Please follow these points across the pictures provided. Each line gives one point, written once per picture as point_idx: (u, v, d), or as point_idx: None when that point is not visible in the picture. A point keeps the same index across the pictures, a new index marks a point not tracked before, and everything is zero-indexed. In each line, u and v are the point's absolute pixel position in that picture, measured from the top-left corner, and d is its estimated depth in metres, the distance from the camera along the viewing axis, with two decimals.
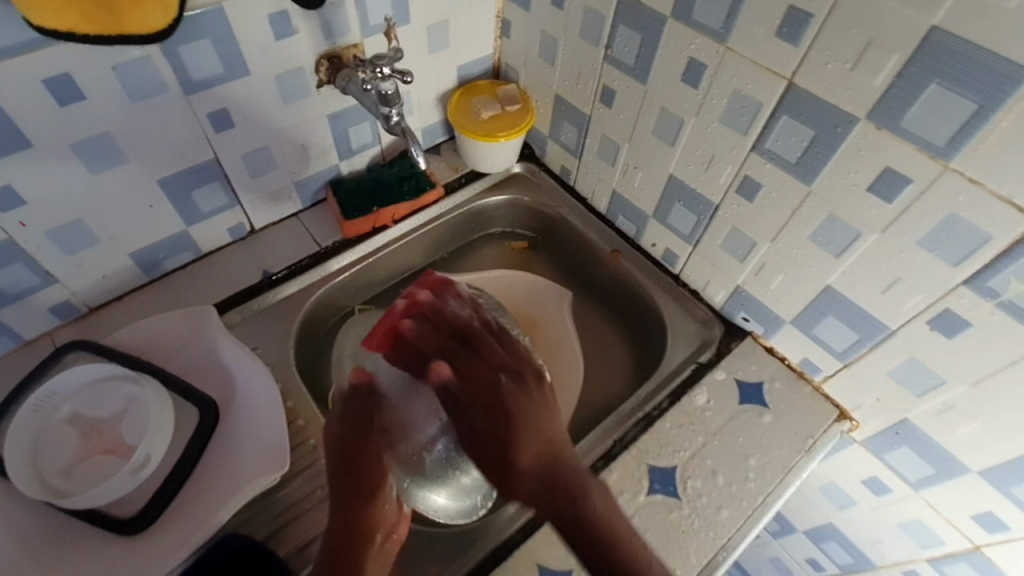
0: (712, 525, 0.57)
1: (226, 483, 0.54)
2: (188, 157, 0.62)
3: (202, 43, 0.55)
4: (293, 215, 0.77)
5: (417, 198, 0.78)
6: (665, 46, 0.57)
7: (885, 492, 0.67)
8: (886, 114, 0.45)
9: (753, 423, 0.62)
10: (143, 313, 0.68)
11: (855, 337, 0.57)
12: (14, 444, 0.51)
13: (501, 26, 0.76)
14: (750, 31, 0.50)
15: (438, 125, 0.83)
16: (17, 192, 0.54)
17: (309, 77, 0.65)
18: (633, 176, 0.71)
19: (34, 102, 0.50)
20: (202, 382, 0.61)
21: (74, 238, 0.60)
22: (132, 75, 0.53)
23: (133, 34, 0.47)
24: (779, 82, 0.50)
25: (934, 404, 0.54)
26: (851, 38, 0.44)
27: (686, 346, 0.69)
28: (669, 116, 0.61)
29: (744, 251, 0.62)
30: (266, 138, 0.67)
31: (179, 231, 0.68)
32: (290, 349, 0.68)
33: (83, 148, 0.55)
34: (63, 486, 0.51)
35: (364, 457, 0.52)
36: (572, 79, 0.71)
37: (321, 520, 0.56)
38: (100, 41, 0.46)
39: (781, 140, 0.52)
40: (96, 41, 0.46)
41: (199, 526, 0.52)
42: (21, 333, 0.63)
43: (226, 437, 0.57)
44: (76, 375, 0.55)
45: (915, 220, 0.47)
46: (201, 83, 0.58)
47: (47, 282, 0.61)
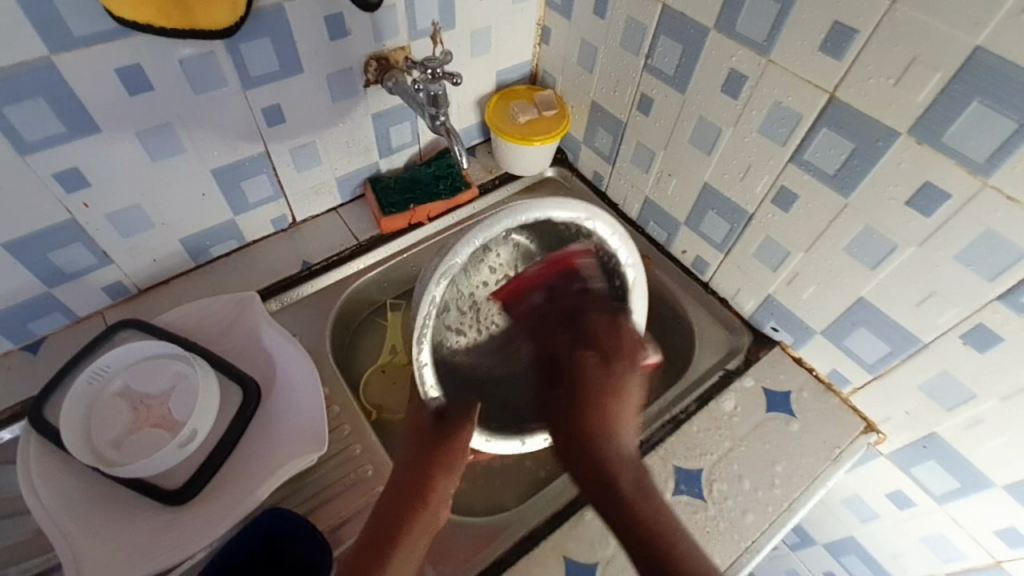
0: (738, 527, 0.57)
1: (266, 462, 0.56)
2: (241, 148, 0.65)
3: (262, 40, 0.58)
4: (333, 210, 0.80)
5: (452, 196, 0.80)
6: (707, 56, 0.59)
7: (908, 506, 0.67)
8: (929, 129, 0.45)
9: (780, 431, 0.63)
10: (189, 298, 0.71)
11: (887, 349, 0.57)
12: (71, 415, 0.54)
13: (541, 33, 0.79)
14: (794, 44, 0.51)
15: (475, 127, 0.86)
16: (83, 175, 0.57)
17: (358, 77, 0.68)
18: (666, 183, 0.72)
19: (106, 90, 0.53)
20: (245, 364, 0.63)
21: (131, 221, 0.63)
22: (196, 69, 0.56)
23: (209, 30, 0.50)
24: (821, 95, 0.51)
25: (963, 418, 0.55)
26: (896, 53, 0.45)
27: (714, 355, 0.70)
28: (707, 124, 0.62)
29: (776, 260, 0.63)
30: (313, 133, 0.69)
31: (226, 220, 0.70)
32: (326, 337, 0.70)
33: (146, 135, 0.58)
34: (114, 455, 0.54)
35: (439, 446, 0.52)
36: (610, 86, 0.72)
37: (354, 503, 0.58)
38: (177, 35, 0.49)
39: (820, 151, 0.53)
40: (171, 33, 0.48)
41: (240, 502, 0.53)
42: (75, 310, 0.66)
43: (267, 418, 0.59)
44: (129, 351, 0.57)
45: (953, 234, 0.47)
46: (258, 78, 0.61)
47: (102, 263, 0.64)
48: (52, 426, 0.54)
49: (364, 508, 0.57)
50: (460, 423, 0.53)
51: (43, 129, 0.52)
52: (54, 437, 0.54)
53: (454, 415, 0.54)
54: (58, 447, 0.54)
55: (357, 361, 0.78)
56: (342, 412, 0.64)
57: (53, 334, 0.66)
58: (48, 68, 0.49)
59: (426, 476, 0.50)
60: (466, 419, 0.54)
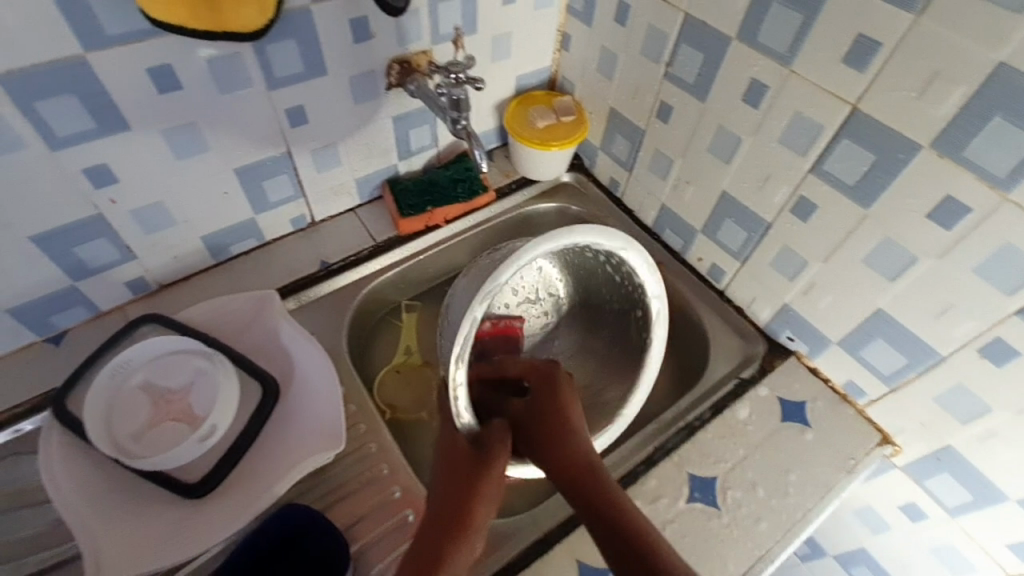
0: (751, 536, 0.57)
1: (283, 458, 0.57)
2: (264, 148, 0.66)
3: (289, 42, 0.59)
4: (351, 211, 0.80)
5: (469, 200, 0.80)
6: (728, 66, 0.59)
7: (920, 518, 0.67)
8: (950, 143, 0.46)
9: (794, 441, 0.62)
10: (209, 294, 0.72)
11: (904, 361, 0.57)
12: (93, 407, 0.55)
13: (561, 39, 0.79)
14: (817, 56, 0.51)
15: (493, 131, 0.86)
16: (111, 171, 0.58)
17: (380, 80, 0.68)
18: (684, 191, 0.72)
19: (136, 89, 0.54)
20: (264, 361, 0.64)
21: (155, 218, 0.64)
22: (224, 69, 0.57)
23: (245, 30, 0.50)
24: (843, 106, 0.51)
25: (978, 431, 0.55)
26: (919, 66, 0.45)
27: (728, 362, 0.70)
28: (726, 133, 0.63)
29: (793, 270, 0.63)
30: (335, 134, 0.70)
31: (247, 218, 0.71)
32: (343, 336, 0.71)
33: (173, 134, 0.59)
34: (134, 447, 0.54)
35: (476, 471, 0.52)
36: (629, 94, 0.73)
37: (369, 502, 0.58)
38: (215, 36, 0.50)
39: (840, 162, 0.54)
40: (210, 34, 0.49)
41: (257, 497, 0.54)
42: (97, 304, 0.67)
43: (285, 415, 0.60)
44: (151, 345, 0.58)
45: (973, 248, 0.47)
46: (283, 79, 0.61)
47: (125, 258, 0.65)
48: (75, 417, 0.55)
49: (379, 507, 0.58)
50: (496, 451, 0.54)
51: (74, 126, 0.53)
52: (77, 428, 0.55)
53: (492, 440, 0.55)
54: (80, 438, 0.55)
55: (371, 361, 0.78)
56: (358, 411, 0.65)
57: (75, 327, 0.67)
58: (82, 67, 0.50)
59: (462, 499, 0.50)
60: (502, 447, 0.54)
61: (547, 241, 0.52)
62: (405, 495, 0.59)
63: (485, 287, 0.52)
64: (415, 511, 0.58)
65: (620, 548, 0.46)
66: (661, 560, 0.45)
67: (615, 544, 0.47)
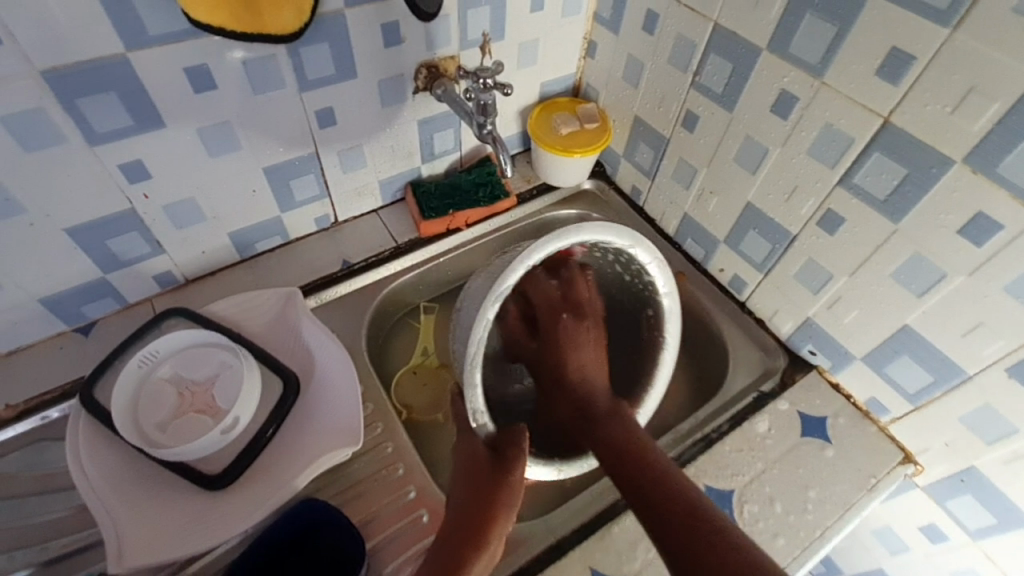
0: (768, 551, 0.56)
1: (301, 454, 0.57)
2: (293, 148, 0.67)
3: (322, 45, 0.60)
4: (374, 211, 0.81)
5: (491, 204, 0.81)
6: (758, 77, 0.59)
7: (941, 540, 0.65)
8: (984, 159, 0.45)
9: (814, 456, 0.62)
10: (234, 290, 0.73)
11: (930, 379, 0.56)
12: (121, 396, 0.56)
13: (587, 47, 0.80)
14: (849, 68, 0.51)
15: (515, 137, 0.87)
16: (146, 167, 0.59)
17: (408, 83, 0.69)
18: (707, 201, 0.72)
19: (174, 88, 0.55)
20: (286, 357, 0.65)
21: (185, 213, 0.65)
22: (258, 70, 0.58)
23: (290, 28, 0.52)
24: (875, 119, 0.51)
25: (1004, 453, 0.53)
26: (954, 81, 0.45)
27: (748, 374, 0.69)
28: (753, 143, 0.62)
29: (818, 283, 0.63)
30: (362, 136, 0.71)
31: (273, 216, 0.73)
32: (362, 335, 0.72)
33: (206, 132, 0.60)
34: (158, 437, 0.55)
35: (496, 476, 0.52)
36: (654, 102, 0.73)
37: (385, 501, 0.58)
38: (265, 40, 0.52)
39: (870, 176, 0.53)
40: (261, 39, 0.52)
41: (275, 490, 0.54)
42: (126, 296, 0.68)
43: (304, 411, 0.61)
44: (178, 338, 0.60)
45: (1005, 266, 0.47)
46: (315, 81, 0.63)
47: (155, 252, 0.66)
48: (103, 406, 0.57)
49: (394, 506, 0.58)
50: (514, 456, 0.53)
51: (114, 123, 0.55)
52: (103, 416, 0.56)
53: (509, 445, 0.55)
54: (106, 426, 0.56)
55: (389, 361, 0.79)
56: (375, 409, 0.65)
57: (104, 318, 0.68)
58: (124, 65, 0.52)
59: (485, 503, 0.50)
60: (519, 446, 0.54)
61: (552, 243, 0.52)
62: (420, 495, 0.59)
63: (494, 290, 0.52)
64: (430, 511, 0.58)
65: (663, 520, 0.45)
66: (700, 538, 0.43)
67: (661, 519, 0.45)
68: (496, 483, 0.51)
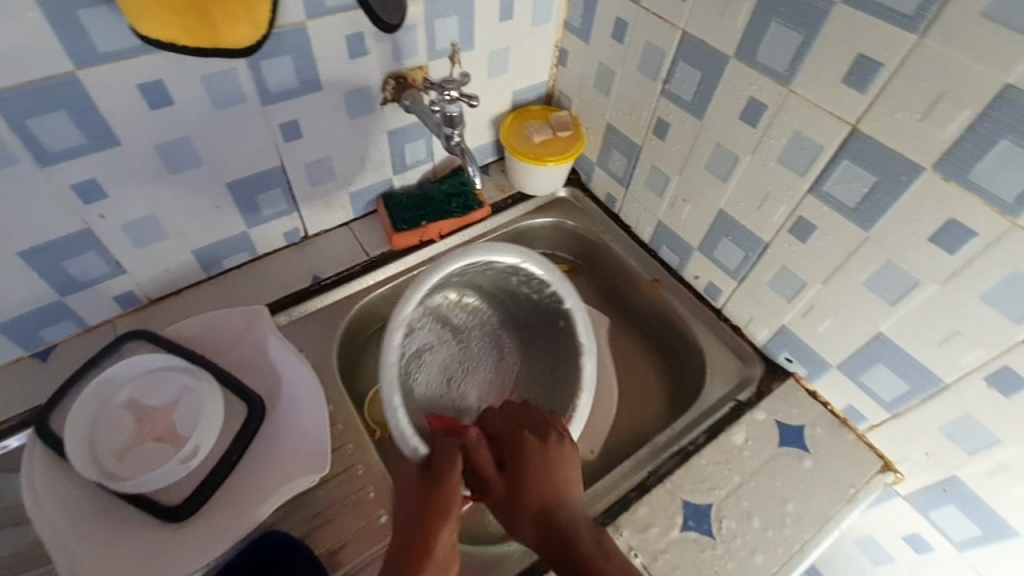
0: (746, 568, 0.55)
1: (267, 480, 0.56)
2: (258, 163, 0.65)
3: (283, 58, 0.58)
4: (345, 224, 0.80)
5: (464, 215, 0.80)
6: (726, 84, 0.58)
7: (925, 551, 0.65)
8: (953, 166, 0.44)
9: (792, 467, 0.61)
10: (199, 308, 0.71)
11: (906, 388, 0.55)
12: (76, 425, 0.54)
13: (558, 54, 0.79)
14: (816, 75, 0.50)
15: (489, 146, 0.86)
16: (101, 186, 0.57)
17: (376, 95, 0.68)
18: (680, 209, 0.71)
19: (128, 104, 0.53)
20: (251, 379, 0.63)
21: (146, 232, 0.63)
22: (217, 85, 0.57)
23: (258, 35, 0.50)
24: (843, 127, 0.50)
25: (987, 464, 0.53)
26: (922, 88, 0.44)
27: (726, 383, 0.68)
28: (724, 151, 0.62)
29: (792, 291, 0.62)
30: (330, 149, 0.70)
31: (240, 232, 0.71)
32: (332, 353, 0.70)
33: (164, 149, 0.58)
34: (116, 468, 0.53)
35: (437, 491, 0.48)
36: (627, 110, 0.72)
37: (354, 526, 0.57)
38: (235, 54, 0.50)
39: (840, 183, 0.53)
40: (233, 54, 0.50)
41: (239, 521, 0.53)
42: (86, 318, 0.66)
43: (270, 435, 0.59)
44: (137, 362, 0.57)
45: (978, 275, 0.46)
46: (278, 95, 0.61)
47: (115, 271, 0.64)
48: (59, 435, 0.54)
49: (365, 530, 0.56)
50: (444, 478, 0.50)
51: (65, 142, 0.53)
52: (59, 446, 0.54)
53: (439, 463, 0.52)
54: (61, 457, 0.54)
55: (363, 377, 0.77)
56: (345, 429, 0.63)
57: (64, 340, 0.66)
58: (73, 83, 0.50)
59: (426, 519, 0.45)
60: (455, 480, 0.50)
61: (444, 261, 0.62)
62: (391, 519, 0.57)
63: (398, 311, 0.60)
64: None
65: None
66: None
67: None
68: (443, 501, 0.47)
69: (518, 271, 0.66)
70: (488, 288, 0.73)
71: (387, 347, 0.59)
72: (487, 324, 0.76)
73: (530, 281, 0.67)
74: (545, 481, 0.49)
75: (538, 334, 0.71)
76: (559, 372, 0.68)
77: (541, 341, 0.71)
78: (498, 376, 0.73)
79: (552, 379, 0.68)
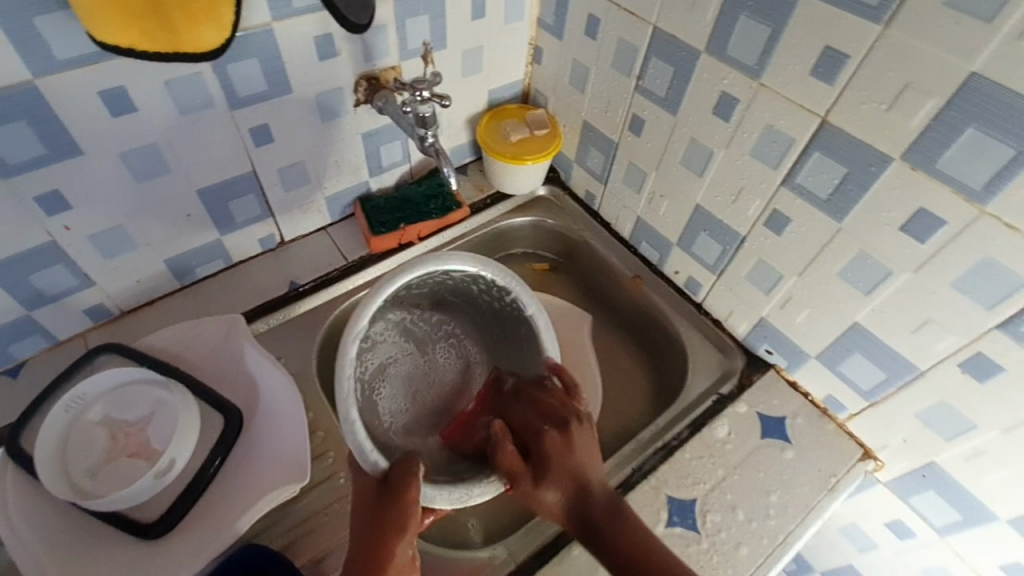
0: (731, 561, 0.55)
1: (246, 492, 0.55)
2: (229, 169, 0.64)
3: (250, 61, 0.57)
4: (322, 229, 0.79)
5: (443, 216, 0.79)
6: (698, 79, 0.58)
7: (908, 537, 0.66)
8: (921, 155, 0.45)
9: (774, 459, 0.61)
10: (174, 318, 0.69)
11: (883, 376, 0.56)
12: (46, 444, 0.52)
13: (533, 52, 0.78)
14: (786, 69, 0.50)
15: (466, 146, 0.85)
16: (65, 198, 0.56)
17: (348, 96, 0.67)
18: (658, 205, 0.71)
19: (90, 112, 0.52)
20: (227, 389, 0.61)
21: (114, 243, 0.62)
22: (182, 90, 0.56)
23: (223, 38, 0.49)
24: (813, 119, 0.50)
25: (963, 449, 0.54)
26: (888, 79, 0.44)
27: (707, 377, 0.69)
28: (698, 146, 0.62)
29: (769, 284, 0.62)
30: (303, 153, 0.69)
31: (213, 240, 0.69)
32: (311, 360, 0.69)
33: (130, 157, 0.57)
34: (88, 486, 0.52)
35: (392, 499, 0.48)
36: (602, 106, 0.72)
37: (337, 536, 0.56)
38: (199, 59, 0.49)
39: (812, 176, 0.53)
40: (198, 59, 0.49)
41: (218, 535, 0.52)
42: (56, 333, 0.64)
43: (248, 447, 0.58)
44: (108, 377, 0.56)
45: (949, 263, 0.47)
46: (246, 99, 0.60)
47: (84, 284, 0.63)
48: (28, 454, 0.53)
49: (348, 539, 0.56)
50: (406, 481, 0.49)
51: (25, 153, 0.51)
52: (29, 466, 0.52)
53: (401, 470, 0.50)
54: (31, 477, 0.52)
55: None
56: (326, 437, 0.63)
57: (33, 356, 0.64)
58: (30, 92, 0.48)
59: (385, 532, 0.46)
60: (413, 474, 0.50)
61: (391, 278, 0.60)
62: None
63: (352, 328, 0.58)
64: None
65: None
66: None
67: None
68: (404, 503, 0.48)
69: (471, 276, 0.65)
70: (443, 295, 0.71)
71: (341, 370, 0.56)
72: (443, 330, 0.74)
73: (490, 289, 0.66)
74: (567, 464, 0.49)
75: (496, 336, 0.70)
76: (522, 374, 0.66)
77: (499, 343, 0.70)
78: (460, 381, 0.73)
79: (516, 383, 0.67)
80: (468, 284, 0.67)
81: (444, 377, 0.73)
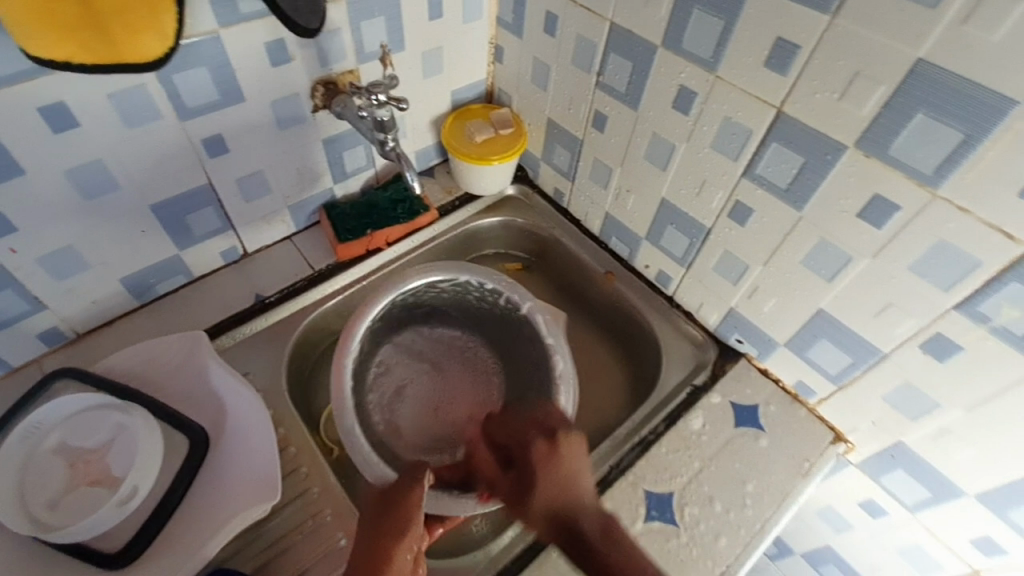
0: (710, 552, 0.56)
1: (214, 514, 0.53)
2: (183, 182, 0.62)
3: (198, 70, 0.55)
4: (287, 238, 0.77)
5: (411, 221, 0.78)
6: (657, 73, 0.58)
7: (882, 516, 0.67)
8: (874, 142, 0.45)
9: (748, 447, 0.62)
10: (135, 338, 0.67)
11: (849, 360, 0.57)
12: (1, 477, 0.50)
13: (494, 51, 0.78)
14: (740, 61, 0.51)
15: (432, 148, 0.84)
16: (7, 220, 0.53)
17: (304, 102, 0.66)
18: (626, 200, 0.71)
19: (29, 130, 0.50)
20: (192, 409, 0.60)
21: (65, 264, 0.59)
22: (128, 103, 0.53)
23: (167, 47, 0.47)
24: (769, 110, 0.51)
25: (929, 428, 0.55)
26: (839, 69, 0.45)
27: (681, 369, 0.69)
28: (661, 141, 0.62)
29: (736, 274, 0.63)
30: (261, 162, 0.67)
31: (172, 255, 0.67)
32: (281, 374, 0.67)
33: (76, 175, 0.55)
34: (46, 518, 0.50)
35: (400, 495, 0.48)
36: (565, 104, 0.72)
37: (313, 553, 0.55)
38: (142, 67, 0.47)
39: (771, 167, 0.53)
40: (139, 68, 0.47)
41: (187, 560, 0.50)
42: (9, 360, 0.62)
43: (215, 467, 0.56)
44: (64, 404, 0.54)
45: (906, 247, 0.47)
46: (196, 110, 0.58)
47: (36, 308, 0.60)
48: None
49: (326, 556, 0.55)
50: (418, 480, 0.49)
51: None
52: None
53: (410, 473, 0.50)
54: None
55: (318, 395, 0.75)
56: (298, 453, 0.61)
57: None
58: None
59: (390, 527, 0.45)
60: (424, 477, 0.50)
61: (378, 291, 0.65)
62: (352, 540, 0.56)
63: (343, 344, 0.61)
64: None
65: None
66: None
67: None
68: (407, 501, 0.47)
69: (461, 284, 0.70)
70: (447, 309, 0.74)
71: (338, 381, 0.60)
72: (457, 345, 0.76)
73: (485, 293, 0.70)
74: (552, 485, 0.49)
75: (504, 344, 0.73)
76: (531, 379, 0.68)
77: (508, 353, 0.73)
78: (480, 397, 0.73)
79: (526, 384, 0.70)
80: (462, 293, 0.72)
81: (460, 393, 0.74)
